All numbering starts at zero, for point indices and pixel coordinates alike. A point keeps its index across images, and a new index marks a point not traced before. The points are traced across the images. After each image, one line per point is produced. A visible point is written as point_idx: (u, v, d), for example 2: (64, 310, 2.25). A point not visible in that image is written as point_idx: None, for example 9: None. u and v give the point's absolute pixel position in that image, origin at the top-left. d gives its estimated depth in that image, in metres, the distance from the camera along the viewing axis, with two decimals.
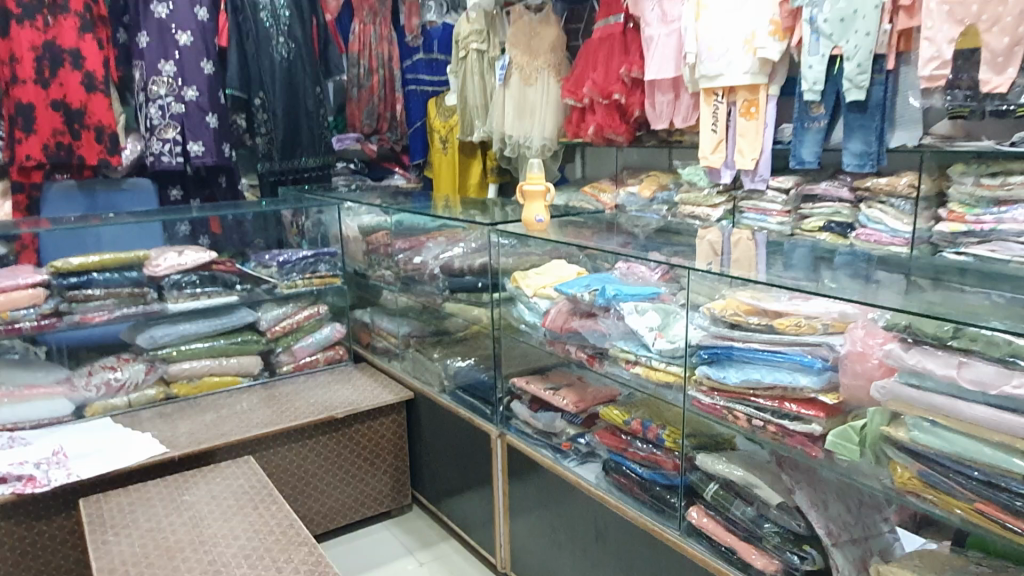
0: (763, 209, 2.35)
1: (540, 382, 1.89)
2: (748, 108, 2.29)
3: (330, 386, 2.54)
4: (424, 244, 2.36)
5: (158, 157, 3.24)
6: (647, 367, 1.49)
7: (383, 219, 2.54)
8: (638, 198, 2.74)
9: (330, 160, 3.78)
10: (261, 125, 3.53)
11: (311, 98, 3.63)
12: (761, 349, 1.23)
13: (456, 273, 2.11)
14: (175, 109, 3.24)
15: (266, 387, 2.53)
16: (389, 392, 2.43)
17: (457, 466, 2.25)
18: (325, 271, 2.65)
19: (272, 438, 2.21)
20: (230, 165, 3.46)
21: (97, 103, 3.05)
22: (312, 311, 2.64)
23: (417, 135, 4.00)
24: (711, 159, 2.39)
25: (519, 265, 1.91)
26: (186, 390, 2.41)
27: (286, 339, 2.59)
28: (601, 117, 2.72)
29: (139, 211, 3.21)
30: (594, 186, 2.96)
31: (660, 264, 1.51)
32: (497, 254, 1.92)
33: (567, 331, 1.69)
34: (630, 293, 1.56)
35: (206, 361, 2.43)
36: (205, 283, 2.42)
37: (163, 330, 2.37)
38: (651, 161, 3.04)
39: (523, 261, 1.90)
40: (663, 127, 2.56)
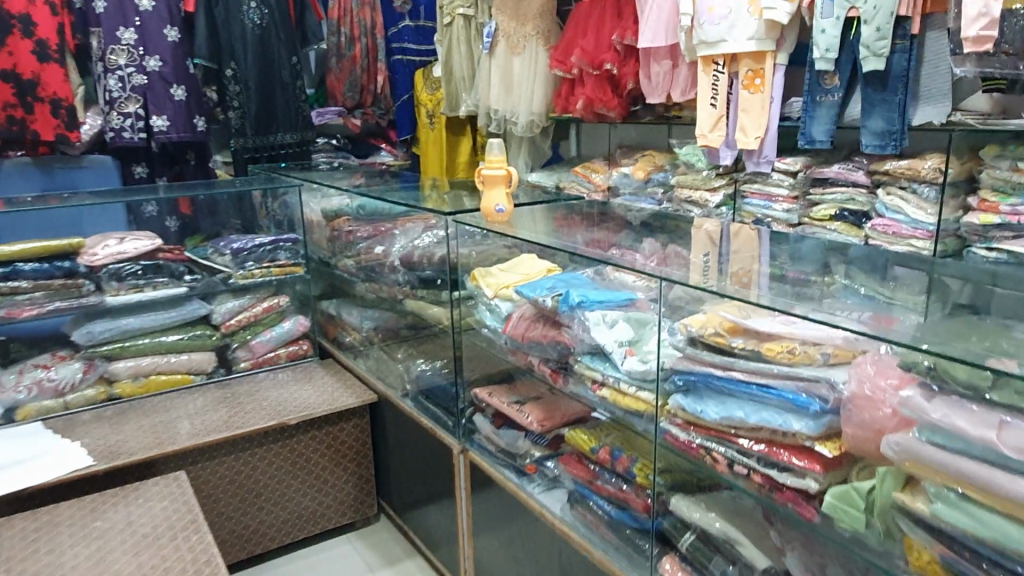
0: (768, 194, 2.10)
1: (504, 394, 1.65)
2: (751, 79, 2.01)
3: (289, 385, 2.33)
4: (390, 232, 2.13)
5: (119, 133, 3.01)
6: (615, 390, 1.25)
7: (346, 203, 2.30)
8: (631, 179, 2.50)
9: (310, 136, 3.52)
10: (232, 98, 3.29)
11: (287, 68, 3.37)
12: (744, 380, 0.99)
13: (418, 266, 1.90)
14: (136, 80, 3.00)
15: (220, 385, 2.33)
16: (351, 395, 2.20)
17: (423, 478, 2.03)
18: (286, 259, 2.43)
19: (215, 449, 1.97)
20: (200, 141, 3.23)
21: (52, 74, 2.83)
22: (272, 303, 2.43)
23: (403, 109, 3.71)
24: (710, 138, 2.11)
25: (482, 260, 1.68)
26: (130, 391, 2.21)
27: (243, 334, 2.39)
28: (591, 89, 2.46)
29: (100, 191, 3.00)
30: (587, 166, 2.71)
31: (632, 266, 1.28)
32: (455, 247, 1.68)
33: (528, 341, 1.45)
34: (600, 299, 1.32)
35: (153, 358, 2.23)
36: (150, 273, 2.20)
37: (104, 325, 2.17)
38: (648, 139, 2.78)
39: (485, 256, 1.67)
40: (658, 101, 2.28)
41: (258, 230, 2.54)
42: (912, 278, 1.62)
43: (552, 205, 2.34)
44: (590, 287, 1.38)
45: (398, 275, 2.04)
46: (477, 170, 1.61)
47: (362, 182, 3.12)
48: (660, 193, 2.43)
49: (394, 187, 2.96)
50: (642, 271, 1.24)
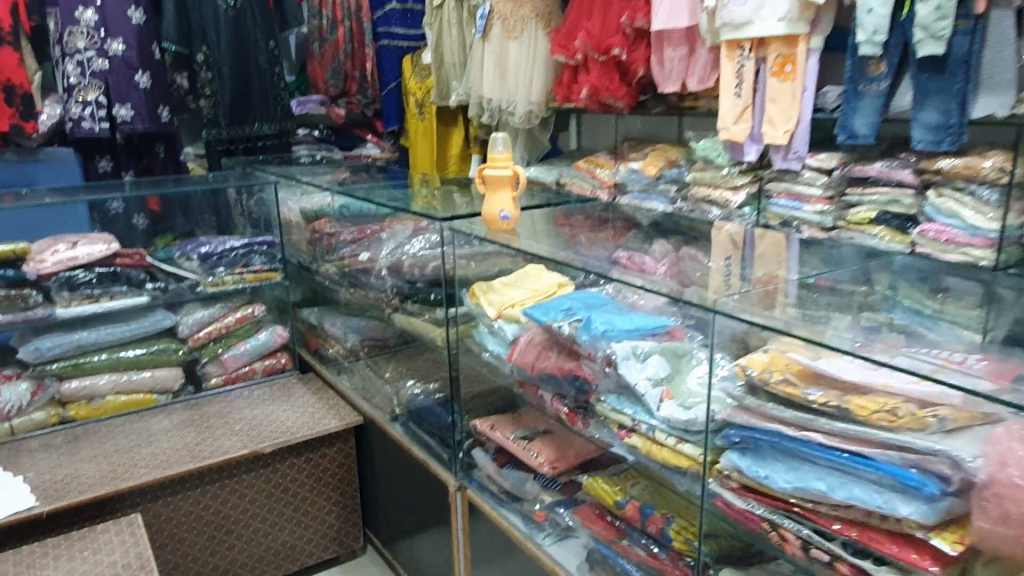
0: (798, 194, 1.88)
1: (507, 427, 1.43)
2: (781, 66, 1.80)
3: (265, 404, 2.10)
4: (377, 236, 1.91)
5: (78, 123, 2.76)
6: (647, 439, 1.04)
7: (326, 202, 2.06)
8: (641, 175, 2.28)
9: (289, 126, 3.28)
10: (204, 85, 3.04)
11: (263, 53, 3.12)
12: (826, 445, 0.78)
13: (408, 277, 1.68)
14: (98, 66, 2.76)
15: (189, 405, 2.09)
16: (333, 416, 1.97)
17: (415, 511, 1.81)
18: (261, 265, 2.19)
19: (179, 483, 1.74)
20: (168, 132, 2.98)
21: (4, 58, 2.57)
22: (245, 313, 2.20)
23: (390, 98, 3.47)
24: (733, 131, 1.90)
25: (482, 272, 1.45)
26: (85, 413, 1.99)
27: (212, 347, 2.15)
28: (596, 77, 2.22)
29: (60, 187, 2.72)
30: (589, 160, 2.50)
31: (668, 291, 1.06)
32: (451, 257, 1.46)
33: (539, 372, 1.24)
34: (628, 326, 1.10)
35: (110, 376, 2.01)
36: (106, 282, 1.96)
37: (56, 340, 1.93)
38: (657, 131, 2.57)
39: (487, 267, 1.45)
40: (672, 90, 2.07)
41: (232, 231, 2.31)
42: (976, 294, 1.42)
43: (556, 205, 2.12)
44: (612, 309, 1.17)
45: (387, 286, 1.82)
46: (477, 169, 1.36)
47: (346, 177, 2.88)
48: (673, 191, 2.22)
49: (380, 183, 2.73)
50: (677, 297, 1.03)
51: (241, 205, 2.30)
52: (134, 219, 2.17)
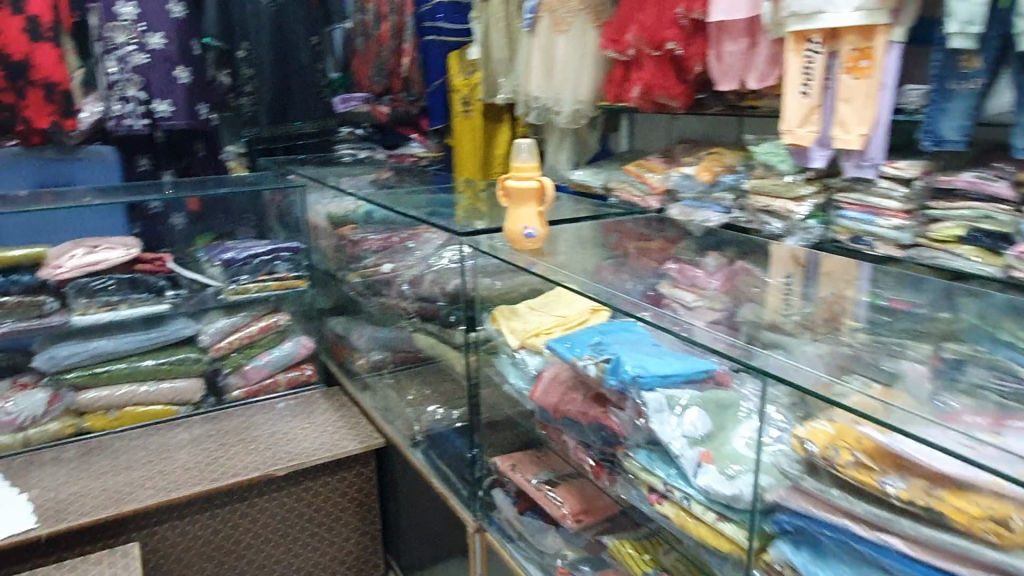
0: (872, 207, 1.67)
1: (529, 469, 1.27)
2: (856, 61, 1.58)
3: (285, 420, 1.99)
4: (404, 245, 1.77)
5: (120, 121, 2.69)
6: (679, 508, 0.87)
7: (350, 207, 1.95)
8: (694, 182, 2.09)
9: (330, 124, 3.19)
10: (245, 82, 2.97)
11: (304, 49, 3.03)
12: (904, 554, 0.62)
13: (433, 294, 1.55)
14: (137, 60, 2.67)
15: (209, 418, 2.01)
16: (353, 438, 1.85)
17: (436, 545, 1.68)
18: (286, 272, 2.09)
19: (186, 505, 1.65)
20: (208, 129, 2.89)
21: (45, 55, 2.51)
22: (268, 322, 2.11)
23: (436, 95, 3.31)
24: (798, 135, 1.69)
25: (506, 293, 1.29)
26: (102, 424, 1.92)
27: (234, 358, 2.07)
28: (648, 73, 2.04)
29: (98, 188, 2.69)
30: (640, 164, 2.33)
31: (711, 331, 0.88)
32: (472, 275, 1.31)
33: (563, 416, 1.08)
34: (661, 369, 0.93)
35: (128, 387, 1.94)
36: (124, 290, 1.89)
37: (73, 348, 1.88)
38: (714, 132, 2.37)
39: (510, 289, 1.28)
40: (730, 88, 1.88)
41: (264, 233, 2.22)
42: None
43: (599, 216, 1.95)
44: (646, 344, 0.99)
45: (412, 299, 1.68)
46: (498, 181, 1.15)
47: (387, 177, 2.77)
48: (729, 199, 2.03)
49: (420, 185, 2.60)
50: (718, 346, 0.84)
51: (276, 208, 2.20)
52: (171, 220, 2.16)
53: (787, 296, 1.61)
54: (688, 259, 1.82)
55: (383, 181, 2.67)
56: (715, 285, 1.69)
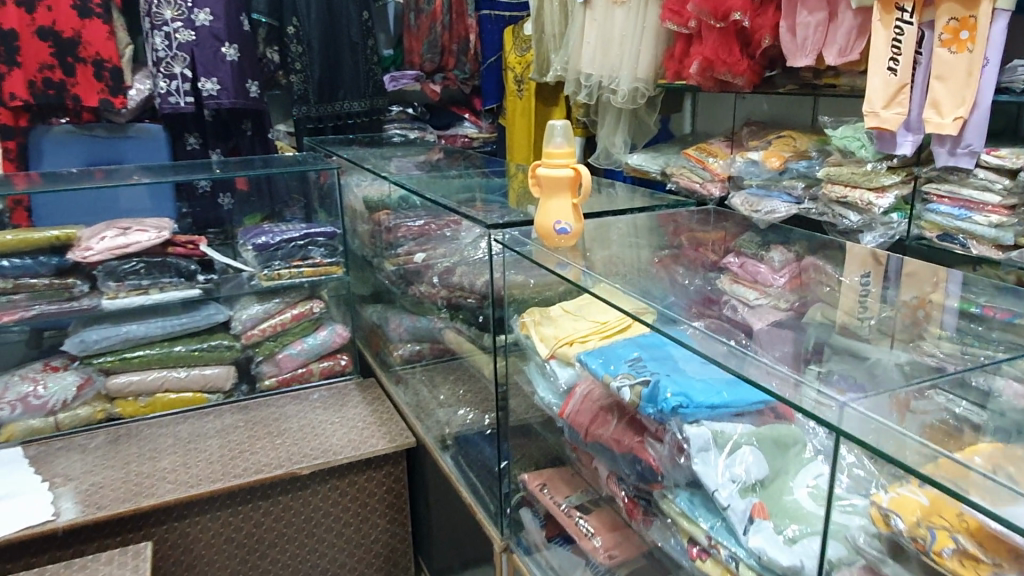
0: (965, 200, 1.46)
1: (560, 489, 1.14)
2: (955, 33, 1.37)
3: (315, 412, 1.90)
4: (440, 234, 1.65)
5: (166, 99, 2.61)
6: (722, 567, 0.72)
7: (386, 192, 1.84)
8: (760, 168, 1.91)
9: (380, 103, 3.06)
10: (294, 60, 2.84)
11: (355, 25, 2.91)
12: None
13: (467, 289, 1.43)
14: (183, 37, 2.58)
15: (239, 408, 1.94)
16: (382, 436, 1.76)
17: (465, 555, 1.57)
18: (320, 258, 1.99)
19: (207, 501, 1.57)
20: (256, 108, 2.79)
21: (94, 31, 2.45)
22: (303, 310, 2.00)
23: (490, 73, 3.17)
24: (883, 118, 1.48)
25: (538, 291, 1.15)
26: (132, 410, 1.87)
27: (268, 346, 1.98)
28: (710, 46, 1.83)
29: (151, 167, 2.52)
30: (701, 148, 2.17)
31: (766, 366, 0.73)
32: (500, 270, 1.19)
33: (593, 439, 0.95)
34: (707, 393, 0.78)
35: (158, 372, 1.88)
36: (154, 273, 1.82)
37: (103, 332, 1.83)
38: (784, 114, 2.17)
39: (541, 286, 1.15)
40: (806, 62, 1.65)
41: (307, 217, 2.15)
42: None
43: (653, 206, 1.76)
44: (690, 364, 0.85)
45: (445, 292, 1.56)
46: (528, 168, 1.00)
47: (438, 158, 2.66)
48: (800, 188, 1.83)
49: (470, 167, 2.48)
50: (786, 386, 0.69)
51: (321, 189, 2.15)
52: (221, 199, 2.19)
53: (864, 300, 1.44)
54: (752, 254, 1.66)
55: (433, 163, 2.56)
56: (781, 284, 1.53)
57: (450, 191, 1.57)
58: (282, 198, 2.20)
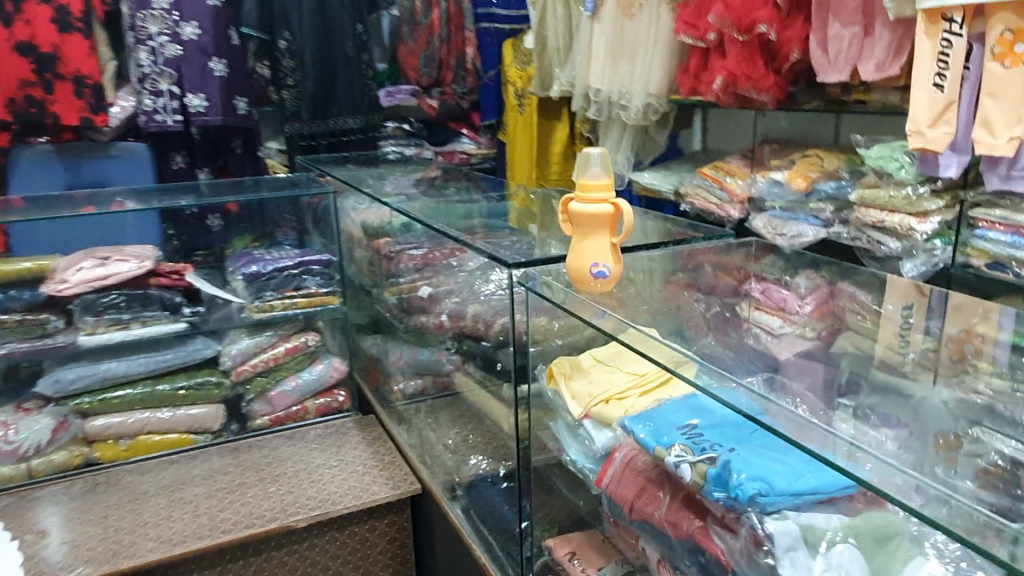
0: (1020, 226, 1.36)
1: (592, 561, 1.01)
2: (1009, 46, 1.26)
3: (311, 454, 1.75)
4: (446, 264, 1.53)
5: (151, 116, 2.47)
6: None
7: (387, 218, 1.71)
8: (784, 190, 1.80)
9: (376, 119, 2.94)
10: (287, 75, 2.70)
11: (350, 39, 2.78)
12: None
13: (481, 329, 1.31)
14: (170, 52, 2.45)
15: (229, 449, 1.78)
16: (384, 482, 1.62)
17: None
18: (315, 287, 1.86)
19: (192, 560, 1.43)
20: (246, 125, 2.67)
21: (74, 46, 2.31)
22: (297, 344, 1.87)
23: (489, 89, 3.12)
24: (929, 138, 1.36)
25: (564, 334, 1.03)
26: (111, 455, 1.71)
27: (260, 382, 1.84)
28: (733, 60, 1.72)
29: (136, 189, 2.39)
30: (717, 166, 2.06)
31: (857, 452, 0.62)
32: (522, 311, 1.05)
33: (638, 518, 0.83)
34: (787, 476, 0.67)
35: (141, 413, 1.73)
36: (136, 307, 1.69)
37: (80, 370, 1.69)
38: (805, 131, 2.06)
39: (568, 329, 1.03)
40: (839, 78, 1.56)
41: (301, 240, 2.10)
42: None
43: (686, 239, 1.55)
44: (749, 433, 0.74)
45: (454, 330, 1.44)
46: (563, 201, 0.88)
47: (436, 176, 2.55)
48: (829, 211, 1.72)
49: (471, 187, 2.37)
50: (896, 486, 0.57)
51: (314, 213, 2.11)
52: (208, 220, 2.11)
53: (905, 335, 1.33)
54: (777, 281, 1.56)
55: (433, 182, 2.44)
56: (807, 313, 1.45)
57: (456, 221, 1.44)
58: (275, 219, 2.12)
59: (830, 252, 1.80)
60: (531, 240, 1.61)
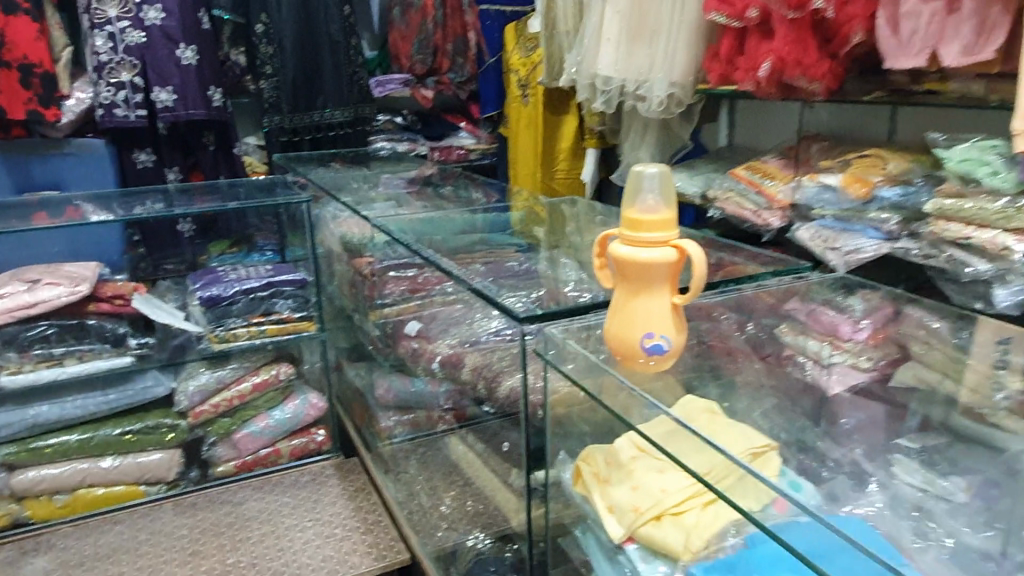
0: None
1: None
2: None
3: (281, 513, 1.47)
4: (438, 290, 1.25)
5: (109, 111, 2.08)
6: None
7: (369, 234, 1.43)
8: (839, 197, 1.54)
9: (367, 111, 2.59)
10: (264, 63, 2.37)
11: (334, 21, 2.44)
12: None
13: (489, 384, 1.04)
14: (131, 39, 2.07)
15: (184, 504, 1.51)
16: (366, 552, 1.35)
17: None
18: (288, 312, 1.59)
19: None
20: (225, 119, 2.29)
21: (20, 29, 1.94)
22: (268, 377, 1.61)
23: (489, 78, 2.79)
24: None
25: (582, 408, 0.76)
26: (44, 513, 1.45)
27: (222, 423, 1.58)
28: (781, 40, 1.42)
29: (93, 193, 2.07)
30: (752, 167, 1.80)
31: None
32: (537, 374, 0.79)
33: None
34: None
35: (80, 464, 1.47)
36: (69, 339, 1.42)
37: (5, 415, 1.44)
38: (855, 127, 1.79)
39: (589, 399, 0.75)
40: (913, 65, 1.28)
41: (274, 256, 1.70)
42: None
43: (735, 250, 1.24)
44: None
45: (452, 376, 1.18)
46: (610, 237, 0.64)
47: (430, 174, 2.28)
48: (893, 222, 1.45)
49: (470, 187, 2.09)
50: None
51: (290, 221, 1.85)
52: (177, 224, 2.05)
53: (999, 371, 0.95)
54: None
55: (428, 182, 2.16)
56: (859, 338, 1.08)
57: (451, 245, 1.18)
58: (254, 222, 1.93)
59: (877, 276, 1.53)
60: (543, 261, 1.33)
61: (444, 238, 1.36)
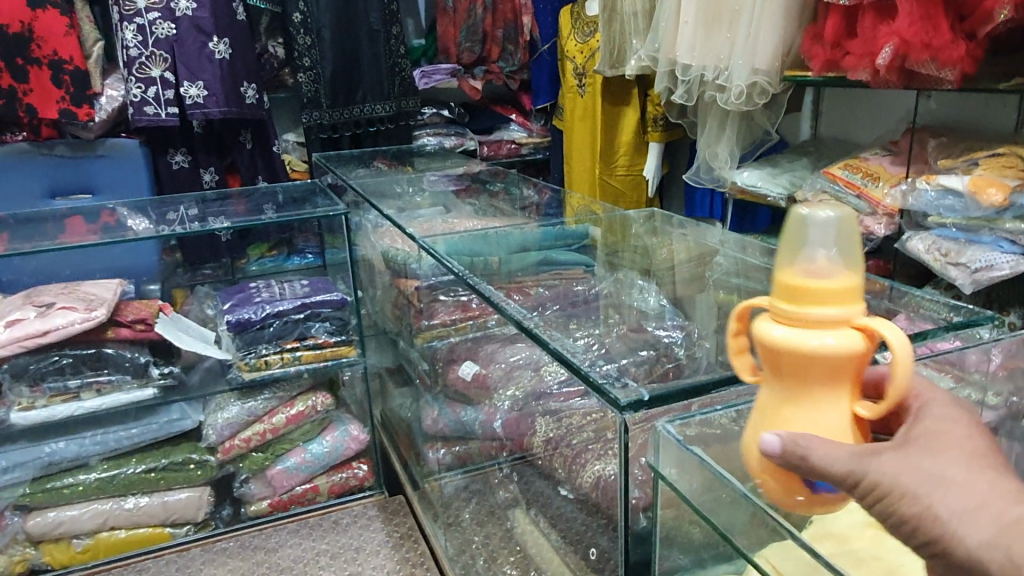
0: None
1: None
2: None
3: (319, 564, 1.31)
4: (496, 323, 1.07)
5: (139, 109, 1.91)
6: None
7: (413, 252, 1.25)
8: (962, 202, 1.29)
9: (410, 105, 2.41)
10: (301, 54, 2.19)
11: (376, 8, 2.26)
12: None
13: (573, 446, 0.87)
14: (161, 32, 1.90)
15: (213, 548, 1.36)
16: None
17: None
18: (324, 337, 1.43)
19: None
20: (262, 117, 2.11)
21: (49, 24, 1.76)
22: (305, 409, 1.45)
23: (543, 65, 2.57)
24: None
25: (697, 512, 0.58)
26: (63, 559, 1.31)
27: (255, 459, 1.43)
28: (905, 18, 1.18)
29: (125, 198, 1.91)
30: (850, 165, 1.56)
31: None
32: (641, 463, 0.61)
33: None
34: None
35: (102, 504, 1.34)
36: (84, 371, 1.28)
37: (19, 455, 1.32)
38: (973, 117, 1.55)
39: (710, 500, 0.57)
40: None
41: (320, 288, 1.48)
42: None
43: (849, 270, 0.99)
44: None
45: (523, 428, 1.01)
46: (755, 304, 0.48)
47: (480, 171, 2.09)
48: None
49: (524, 185, 1.90)
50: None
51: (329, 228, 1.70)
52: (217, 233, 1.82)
53: None
54: None
55: (478, 179, 1.98)
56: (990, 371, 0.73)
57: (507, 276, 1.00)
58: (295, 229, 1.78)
59: (1007, 295, 1.30)
60: (615, 284, 1.14)
61: (501, 260, 1.17)
